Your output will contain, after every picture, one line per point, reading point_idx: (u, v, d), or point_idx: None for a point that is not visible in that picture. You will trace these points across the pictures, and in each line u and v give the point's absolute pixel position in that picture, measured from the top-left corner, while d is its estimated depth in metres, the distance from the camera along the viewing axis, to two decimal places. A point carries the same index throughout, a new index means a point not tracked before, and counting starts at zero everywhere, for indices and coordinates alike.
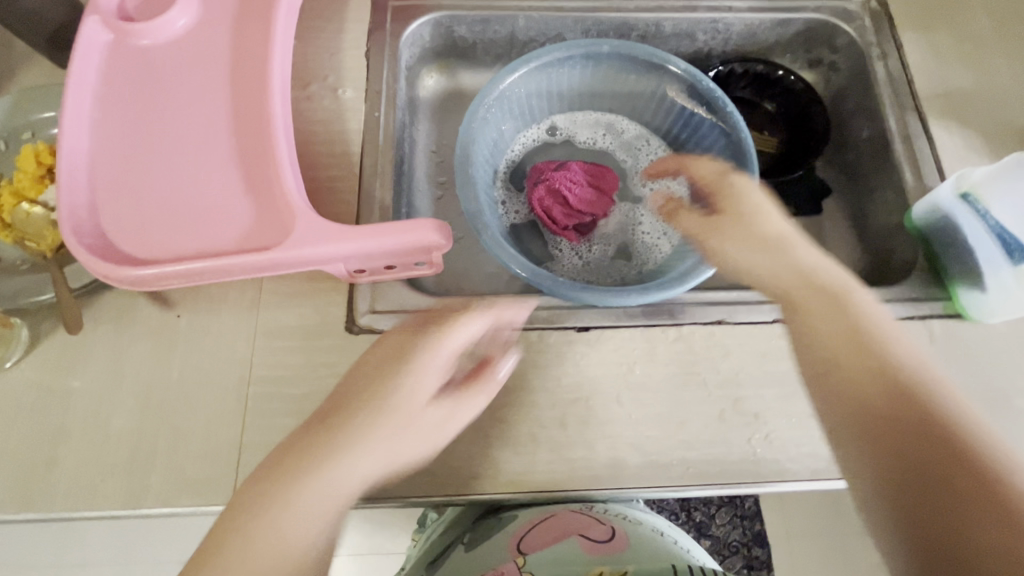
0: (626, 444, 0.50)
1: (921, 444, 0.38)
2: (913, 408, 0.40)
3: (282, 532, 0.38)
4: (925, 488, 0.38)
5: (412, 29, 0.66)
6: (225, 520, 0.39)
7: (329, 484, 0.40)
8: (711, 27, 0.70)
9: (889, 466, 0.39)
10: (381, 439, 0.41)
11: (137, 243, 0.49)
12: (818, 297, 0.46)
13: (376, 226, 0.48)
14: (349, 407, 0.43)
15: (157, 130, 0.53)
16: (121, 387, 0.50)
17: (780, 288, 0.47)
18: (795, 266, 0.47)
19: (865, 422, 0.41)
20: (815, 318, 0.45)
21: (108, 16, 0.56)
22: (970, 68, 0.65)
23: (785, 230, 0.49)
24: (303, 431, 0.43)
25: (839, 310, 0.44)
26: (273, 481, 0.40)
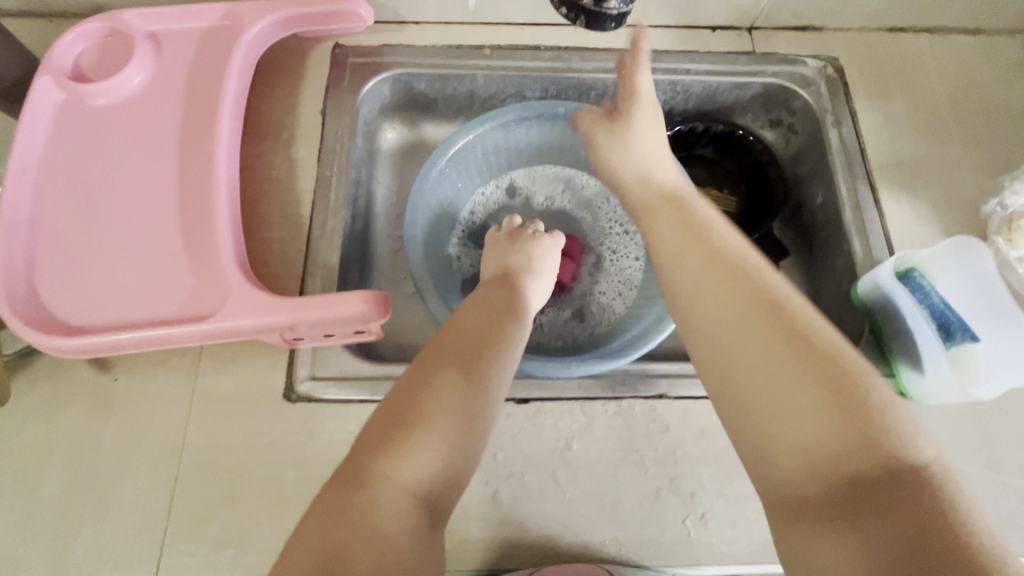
0: (559, 522, 0.50)
1: (839, 424, 0.34)
2: (832, 386, 0.35)
3: (405, 483, 0.36)
4: (851, 484, 0.33)
5: (370, 86, 0.66)
6: (339, 497, 0.35)
7: (444, 439, 0.38)
8: (670, 88, 0.69)
9: (817, 457, 0.34)
10: (483, 396, 0.42)
11: (74, 309, 0.50)
12: (721, 276, 0.41)
13: (312, 298, 0.49)
14: (434, 365, 0.42)
15: (102, 194, 0.54)
16: (53, 452, 0.50)
17: (688, 274, 0.43)
18: (699, 245, 0.44)
19: (765, 403, 0.36)
20: (707, 301, 0.41)
21: (60, 75, 0.57)
22: (922, 138, 0.65)
23: (689, 210, 0.49)
24: (393, 392, 0.41)
25: (745, 288, 0.40)
26: (383, 441, 0.38)
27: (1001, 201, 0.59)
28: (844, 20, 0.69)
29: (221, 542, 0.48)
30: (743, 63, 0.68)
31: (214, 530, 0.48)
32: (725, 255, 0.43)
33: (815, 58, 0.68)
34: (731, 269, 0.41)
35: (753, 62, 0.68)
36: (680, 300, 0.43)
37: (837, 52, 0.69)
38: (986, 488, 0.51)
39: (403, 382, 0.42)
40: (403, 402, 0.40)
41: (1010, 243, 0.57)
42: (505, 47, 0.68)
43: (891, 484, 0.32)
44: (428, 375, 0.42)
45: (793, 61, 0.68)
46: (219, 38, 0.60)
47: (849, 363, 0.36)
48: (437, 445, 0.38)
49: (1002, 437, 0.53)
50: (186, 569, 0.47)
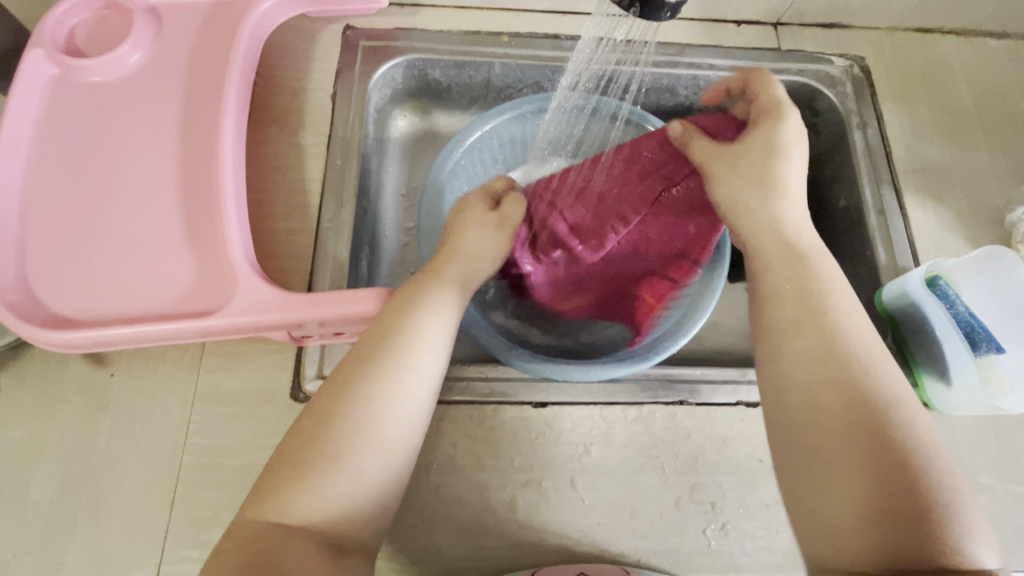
0: (577, 530, 0.48)
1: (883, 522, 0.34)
2: (884, 485, 0.35)
3: (319, 518, 0.35)
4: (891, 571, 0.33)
5: (383, 71, 0.63)
6: (250, 525, 0.35)
7: (345, 473, 0.36)
8: (692, 83, 0.67)
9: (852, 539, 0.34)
10: (378, 425, 0.38)
11: (66, 302, 0.46)
12: (813, 362, 0.40)
13: (322, 295, 0.47)
14: (348, 383, 0.39)
15: (96, 179, 0.51)
16: (43, 454, 0.47)
17: (788, 351, 0.41)
18: (806, 322, 0.42)
19: (813, 482, 0.37)
20: (794, 382, 0.40)
21: (52, 48, 0.53)
22: (947, 143, 0.64)
23: (813, 265, 0.45)
24: (303, 420, 0.39)
25: (828, 379, 0.39)
26: (286, 473, 0.36)
27: None
28: (871, 19, 0.68)
29: None
30: (768, 59, 0.66)
31: (218, 536, 0.46)
32: (830, 339, 0.41)
33: (841, 57, 0.67)
34: (829, 355, 0.40)
35: (779, 59, 0.66)
36: (767, 369, 0.42)
37: (863, 51, 0.67)
38: (1005, 501, 0.51)
39: (321, 403, 0.39)
40: (313, 435, 0.37)
41: None
42: (524, 35, 0.65)
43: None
44: (342, 399, 0.38)
45: (819, 59, 0.66)
46: (224, 16, 0.57)
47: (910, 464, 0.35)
48: (342, 474, 0.36)
49: (1021, 450, 0.52)
50: None
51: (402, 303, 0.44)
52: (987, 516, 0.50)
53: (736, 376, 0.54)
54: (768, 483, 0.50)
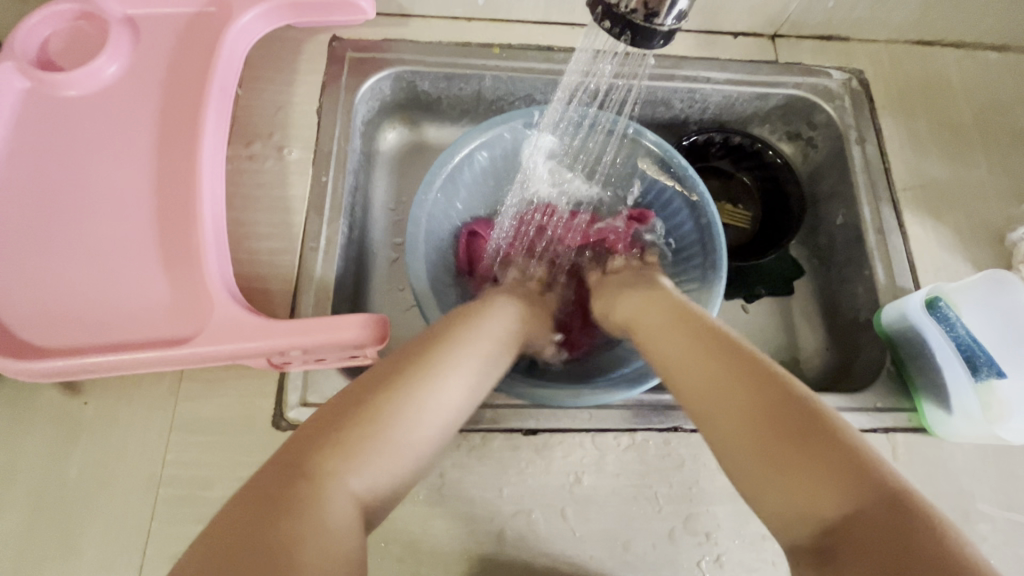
0: (568, 563, 0.47)
1: (826, 474, 0.34)
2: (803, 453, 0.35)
3: (354, 495, 0.35)
4: (839, 529, 0.32)
5: (370, 83, 0.61)
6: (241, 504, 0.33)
7: (400, 447, 0.38)
8: (688, 96, 0.65)
9: (798, 503, 0.34)
10: (433, 407, 0.40)
11: (36, 329, 0.45)
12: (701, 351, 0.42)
13: (303, 321, 0.45)
14: (414, 362, 0.42)
15: (69, 198, 0.49)
16: (12, 486, 0.45)
17: (668, 354, 0.44)
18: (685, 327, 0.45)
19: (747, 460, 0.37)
20: (684, 377, 0.42)
21: (24, 61, 0.51)
22: (947, 159, 0.63)
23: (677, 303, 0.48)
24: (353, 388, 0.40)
25: (713, 360, 0.41)
26: (331, 441, 0.37)
27: None
28: (871, 31, 0.66)
29: None
30: (766, 73, 0.65)
31: None
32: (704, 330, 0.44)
33: (840, 70, 0.65)
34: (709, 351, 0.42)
35: (776, 72, 0.65)
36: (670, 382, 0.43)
37: (862, 64, 0.66)
38: (1006, 530, 0.49)
39: (374, 380, 0.41)
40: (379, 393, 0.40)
41: None
42: (516, 46, 0.64)
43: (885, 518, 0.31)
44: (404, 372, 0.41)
45: (817, 72, 0.65)
46: (204, 26, 0.55)
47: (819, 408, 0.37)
48: (378, 464, 0.37)
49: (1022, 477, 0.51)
50: None
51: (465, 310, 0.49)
52: (987, 545, 0.49)
53: None
54: None
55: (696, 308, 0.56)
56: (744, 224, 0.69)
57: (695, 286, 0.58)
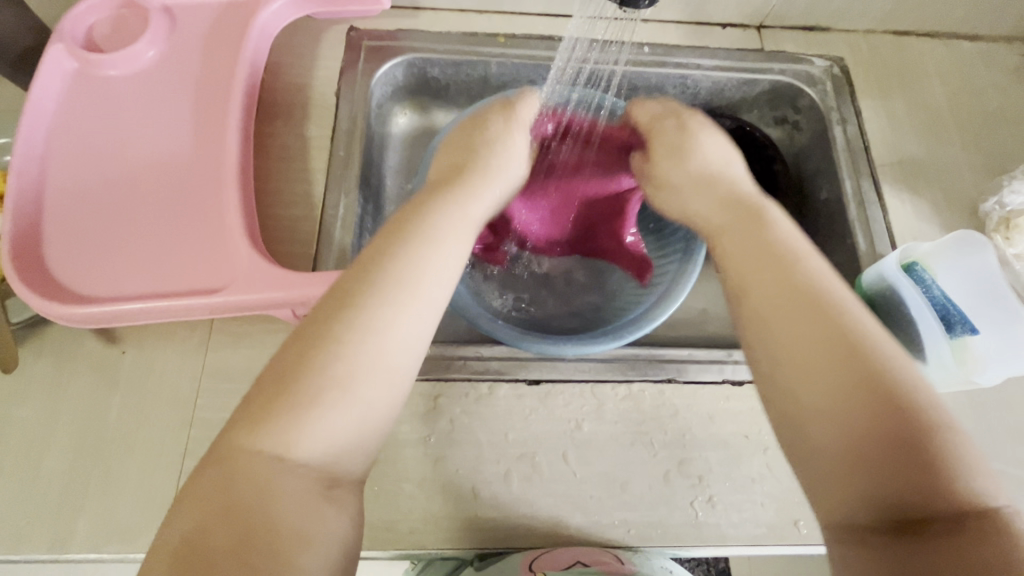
0: (569, 503, 0.50)
1: (906, 469, 0.33)
2: (880, 428, 0.34)
3: (337, 436, 0.35)
4: (900, 521, 0.32)
5: (385, 69, 0.66)
6: (229, 458, 0.33)
7: (358, 391, 0.35)
8: (679, 82, 0.70)
9: (851, 487, 0.34)
10: (390, 344, 0.37)
11: (83, 281, 0.49)
12: (801, 308, 0.38)
13: (324, 274, 0.49)
14: (371, 287, 0.38)
15: (112, 166, 0.53)
16: (56, 427, 0.49)
17: (766, 292, 0.40)
18: (781, 269, 0.40)
19: (829, 430, 0.35)
20: (774, 328, 0.38)
21: (72, 44, 0.56)
22: (923, 138, 0.67)
23: (767, 226, 0.44)
24: (307, 326, 0.37)
25: (814, 316, 0.37)
26: (281, 396, 0.34)
27: (999, 200, 0.61)
28: (850, 23, 0.71)
29: None
30: (753, 60, 0.69)
31: None
32: (804, 277, 0.39)
33: (822, 57, 0.70)
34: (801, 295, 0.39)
35: (762, 60, 0.69)
36: (749, 330, 0.40)
37: (842, 52, 0.71)
38: None
39: (306, 337, 0.36)
40: (301, 362, 0.35)
41: (1008, 240, 0.59)
42: (519, 36, 0.69)
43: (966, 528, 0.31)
44: (351, 310, 0.37)
45: (801, 60, 0.70)
46: (234, 15, 0.60)
47: (917, 399, 0.35)
48: (326, 420, 0.34)
49: (999, 429, 0.54)
50: None
51: (417, 215, 0.43)
52: None
53: (722, 357, 0.56)
54: (753, 458, 0.52)
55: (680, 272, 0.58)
56: None
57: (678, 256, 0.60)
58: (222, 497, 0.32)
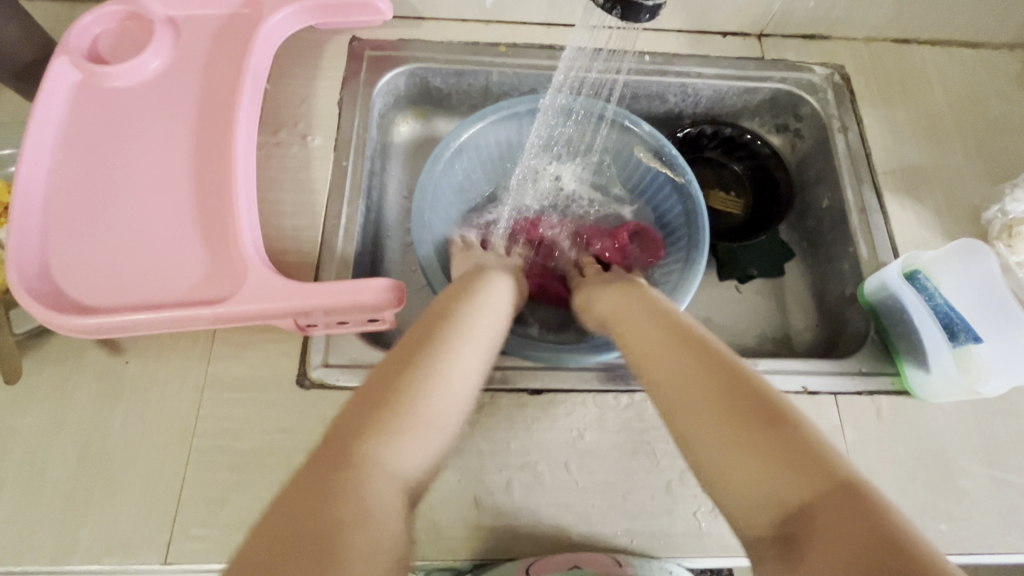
0: (571, 513, 0.50)
1: (780, 455, 0.35)
2: (772, 433, 0.37)
3: (417, 463, 0.38)
4: (794, 517, 0.34)
5: (387, 78, 0.66)
6: (331, 466, 0.35)
7: (438, 423, 0.40)
8: (681, 90, 0.70)
9: (765, 497, 0.35)
10: (462, 381, 0.43)
11: (87, 291, 0.49)
12: (673, 344, 0.45)
13: (328, 284, 0.49)
14: (440, 341, 0.44)
15: (116, 177, 0.54)
16: (59, 436, 0.49)
17: (643, 344, 0.46)
18: (656, 321, 0.48)
19: (706, 433, 0.38)
20: (657, 367, 0.44)
21: (77, 55, 0.57)
22: (925, 146, 0.67)
23: (648, 300, 0.51)
24: (383, 369, 0.42)
25: (695, 352, 0.43)
26: (380, 415, 0.38)
27: (1002, 208, 0.61)
28: (851, 31, 0.71)
29: (232, 527, 0.47)
30: (754, 68, 0.70)
31: (225, 515, 0.47)
32: (675, 323, 0.47)
33: (822, 65, 0.70)
34: (677, 338, 0.45)
35: (763, 68, 0.70)
36: (640, 371, 0.45)
37: (843, 60, 0.71)
38: (988, 486, 0.52)
39: (384, 375, 0.41)
40: (385, 391, 0.39)
41: (1011, 248, 0.58)
42: (521, 45, 0.69)
43: (836, 502, 0.33)
44: (424, 349, 0.43)
45: (801, 68, 0.70)
46: (238, 26, 0.60)
47: (777, 398, 0.39)
48: (411, 445, 0.38)
49: (1003, 438, 0.54)
50: (193, 555, 0.46)
51: (479, 283, 0.52)
52: (970, 500, 0.52)
53: None
54: None
55: (684, 281, 0.60)
56: (736, 211, 0.73)
57: (682, 264, 0.62)
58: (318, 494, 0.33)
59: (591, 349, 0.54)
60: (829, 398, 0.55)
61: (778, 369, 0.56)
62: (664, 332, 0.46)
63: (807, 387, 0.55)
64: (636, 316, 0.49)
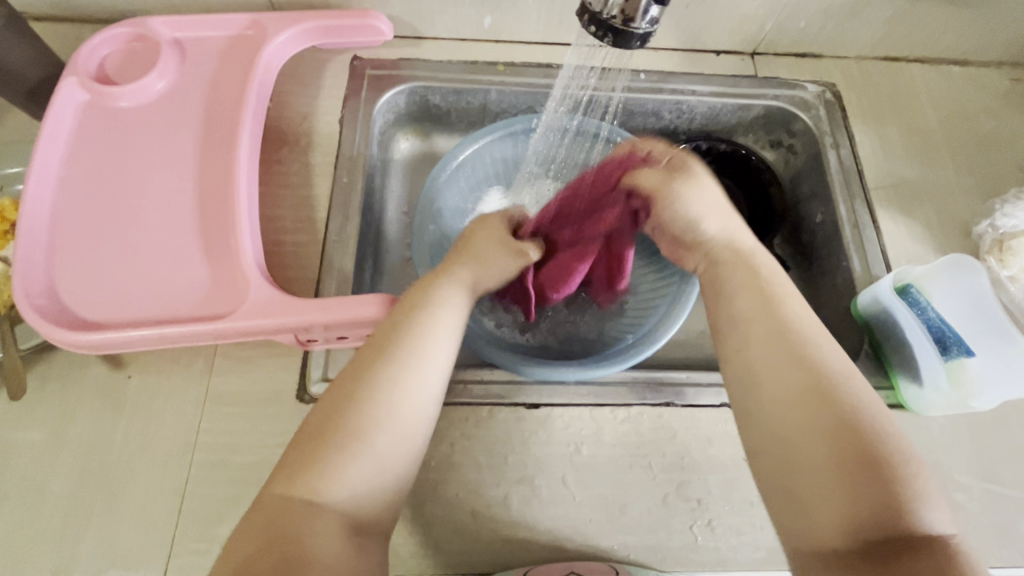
0: (568, 526, 0.50)
1: (862, 488, 0.35)
2: (862, 459, 0.36)
3: (365, 491, 0.38)
4: (877, 544, 0.34)
5: (387, 97, 0.68)
6: (278, 504, 0.37)
7: (383, 446, 0.39)
8: (675, 107, 0.71)
9: (849, 520, 0.35)
10: (415, 393, 0.41)
11: (91, 308, 0.50)
12: (780, 348, 0.42)
13: (328, 300, 0.50)
14: (385, 355, 0.42)
15: (121, 195, 0.55)
16: (62, 451, 0.50)
17: (750, 339, 0.43)
18: (768, 314, 0.44)
19: (794, 452, 0.38)
20: (754, 364, 0.42)
21: (84, 76, 0.58)
22: (916, 162, 0.68)
23: (762, 283, 0.46)
24: (331, 392, 0.42)
25: (796, 356, 0.41)
26: (319, 447, 0.38)
27: (992, 222, 0.62)
28: (841, 50, 0.73)
29: None
30: (747, 86, 0.71)
31: (225, 529, 0.48)
32: (777, 315, 0.44)
33: (814, 83, 0.72)
34: (781, 334, 0.42)
35: (756, 85, 0.71)
36: (741, 371, 0.43)
37: (834, 78, 0.72)
38: (983, 499, 0.53)
39: (332, 401, 0.41)
40: (326, 421, 0.40)
41: (1002, 262, 0.59)
42: (518, 64, 0.70)
43: (908, 547, 0.34)
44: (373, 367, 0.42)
45: (794, 85, 0.71)
46: (242, 47, 0.62)
47: (869, 419, 0.38)
48: (358, 476, 0.38)
49: (996, 450, 0.55)
50: (193, 569, 0.46)
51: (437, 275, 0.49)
52: (965, 513, 0.52)
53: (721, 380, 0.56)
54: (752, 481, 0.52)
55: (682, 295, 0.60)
56: None
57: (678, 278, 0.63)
58: (264, 540, 0.35)
59: (589, 363, 0.54)
60: None
61: None
62: (773, 324, 0.43)
63: None
64: (739, 296, 0.46)
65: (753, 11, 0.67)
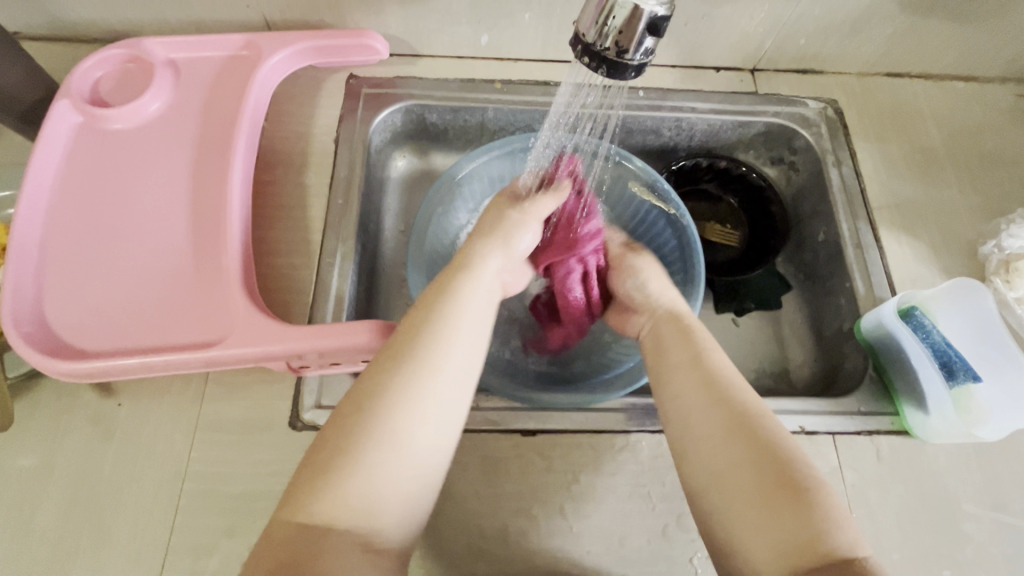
0: (566, 558, 0.49)
1: (786, 515, 0.37)
2: (780, 489, 0.38)
3: (375, 505, 0.38)
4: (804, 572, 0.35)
5: (383, 115, 0.67)
6: (286, 523, 0.37)
7: (393, 459, 0.39)
8: (675, 125, 0.71)
9: (776, 550, 0.36)
10: (432, 404, 0.42)
11: (82, 335, 0.49)
12: (704, 395, 0.45)
13: (321, 326, 0.49)
14: (399, 365, 0.43)
15: (114, 219, 0.54)
16: (50, 481, 0.49)
17: (678, 389, 0.47)
18: (694, 362, 0.48)
19: (722, 481, 0.40)
20: (682, 408, 0.46)
21: (78, 99, 0.58)
22: (920, 180, 0.67)
23: (693, 337, 0.50)
24: (347, 402, 0.42)
25: (711, 397, 0.44)
26: (333, 460, 0.38)
27: (998, 243, 0.61)
28: (843, 66, 0.72)
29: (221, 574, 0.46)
30: (747, 103, 0.70)
31: (214, 562, 0.47)
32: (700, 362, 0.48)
33: (816, 100, 0.71)
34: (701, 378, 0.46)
35: (757, 102, 0.70)
36: (666, 415, 0.47)
37: (836, 95, 0.71)
38: (991, 530, 0.51)
39: (346, 414, 0.41)
40: (338, 435, 0.40)
41: (1008, 284, 0.58)
42: (516, 82, 0.70)
43: (830, 574, 0.35)
44: (387, 378, 0.42)
45: (795, 102, 0.70)
46: (237, 67, 0.61)
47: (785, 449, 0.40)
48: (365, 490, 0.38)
49: (1004, 478, 0.53)
50: None
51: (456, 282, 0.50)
52: (973, 544, 0.50)
53: None
54: None
55: None
56: (732, 242, 0.73)
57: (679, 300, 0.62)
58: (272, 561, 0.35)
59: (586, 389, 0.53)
60: (827, 438, 0.54)
61: (777, 408, 0.55)
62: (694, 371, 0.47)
63: (805, 427, 0.55)
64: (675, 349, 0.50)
65: (753, 28, 0.66)
